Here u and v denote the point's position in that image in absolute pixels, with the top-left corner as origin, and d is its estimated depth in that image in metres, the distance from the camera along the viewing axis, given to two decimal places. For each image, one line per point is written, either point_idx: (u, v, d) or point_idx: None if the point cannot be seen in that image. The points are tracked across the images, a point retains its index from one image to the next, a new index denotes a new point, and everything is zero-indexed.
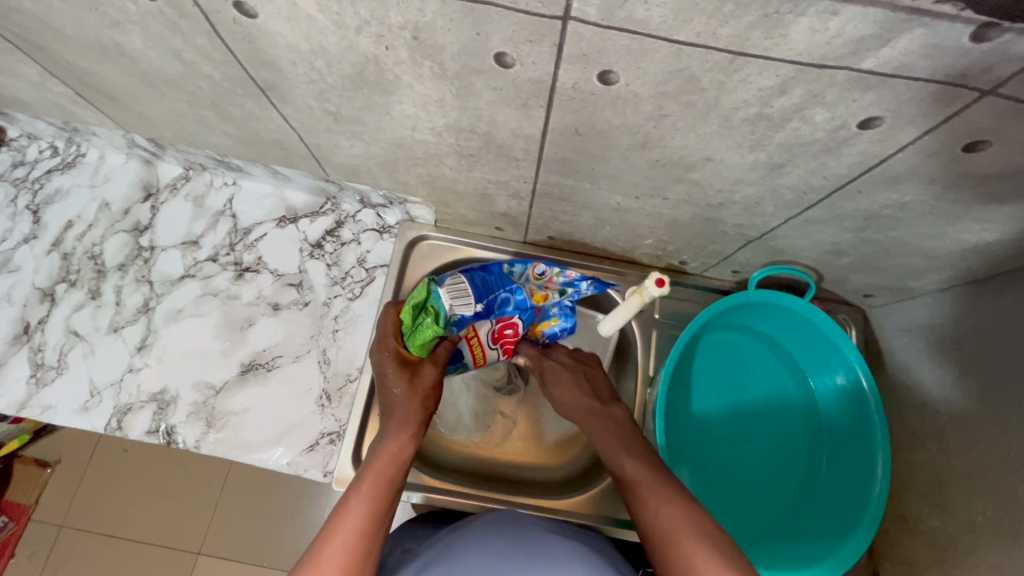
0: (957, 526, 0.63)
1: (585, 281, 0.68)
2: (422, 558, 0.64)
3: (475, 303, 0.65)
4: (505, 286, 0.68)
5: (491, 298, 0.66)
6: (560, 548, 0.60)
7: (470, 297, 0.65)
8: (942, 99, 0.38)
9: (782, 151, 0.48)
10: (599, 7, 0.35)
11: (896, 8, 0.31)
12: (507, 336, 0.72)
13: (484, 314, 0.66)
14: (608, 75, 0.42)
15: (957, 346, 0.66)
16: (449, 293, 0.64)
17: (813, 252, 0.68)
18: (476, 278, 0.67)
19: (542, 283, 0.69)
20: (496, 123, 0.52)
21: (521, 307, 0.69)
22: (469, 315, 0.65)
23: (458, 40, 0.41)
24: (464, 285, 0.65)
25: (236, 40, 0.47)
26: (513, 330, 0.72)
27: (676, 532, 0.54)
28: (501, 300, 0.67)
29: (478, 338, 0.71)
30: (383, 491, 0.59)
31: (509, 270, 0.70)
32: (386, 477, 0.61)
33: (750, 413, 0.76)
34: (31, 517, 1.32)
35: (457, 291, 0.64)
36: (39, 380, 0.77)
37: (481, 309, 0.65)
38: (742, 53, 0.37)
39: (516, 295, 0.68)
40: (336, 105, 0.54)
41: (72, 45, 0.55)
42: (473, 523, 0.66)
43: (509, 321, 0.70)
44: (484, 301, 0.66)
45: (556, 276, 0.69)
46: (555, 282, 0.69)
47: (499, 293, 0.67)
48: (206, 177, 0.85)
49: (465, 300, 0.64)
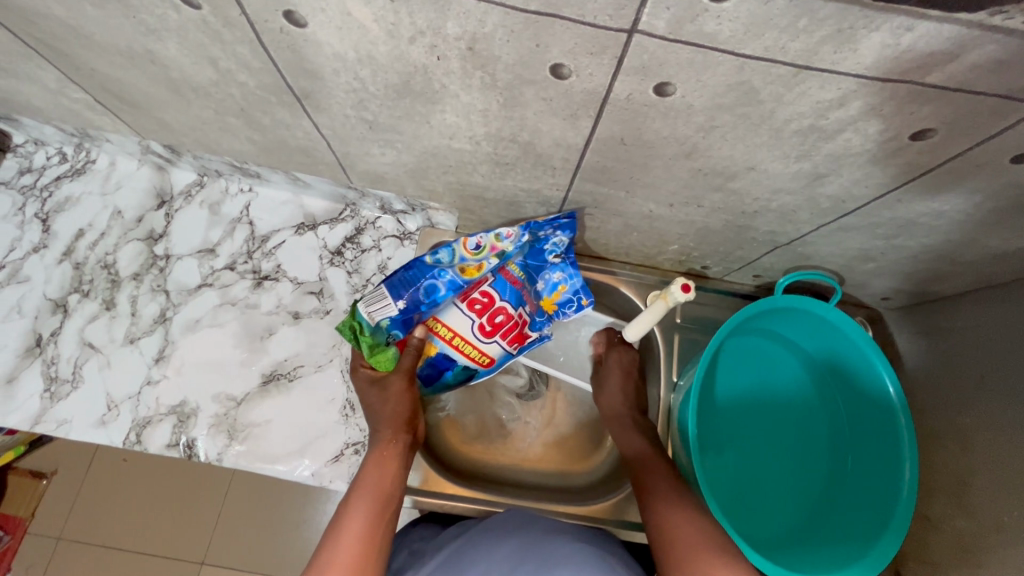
0: (982, 526, 0.64)
1: (525, 234, 0.68)
2: (432, 560, 0.64)
3: (395, 303, 0.68)
4: (428, 274, 0.69)
5: (414, 292, 0.69)
6: (573, 547, 0.60)
7: (388, 300, 0.68)
8: (1000, 112, 0.39)
9: (829, 161, 0.48)
10: (668, 21, 0.35)
11: (971, 26, 0.31)
12: (502, 323, 0.72)
13: (415, 309, 0.69)
14: (666, 86, 0.41)
15: (979, 349, 0.67)
16: (366, 305, 0.68)
17: (840, 258, 0.69)
18: (394, 279, 0.69)
19: (478, 257, 0.69)
20: (539, 132, 0.51)
21: (454, 288, 0.70)
22: (396, 316, 0.69)
23: (515, 51, 0.41)
24: (381, 290, 0.68)
25: (279, 49, 0.46)
26: (503, 315, 0.72)
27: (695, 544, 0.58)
28: (428, 290, 0.69)
29: (459, 334, 0.71)
30: (380, 498, 0.59)
31: (432, 258, 0.69)
32: (383, 491, 0.60)
33: (778, 417, 0.77)
34: (28, 531, 1.28)
35: (372, 299, 0.68)
36: (53, 394, 0.75)
37: (406, 305, 0.69)
38: (807, 67, 0.37)
39: (442, 279, 0.69)
40: (374, 114, 0.53)
41: (99, 51, 0.53)
42: (480, 524, 0.66)
43: (494, 309, 0.71)
44: (408, 297, 0.68)
45: (497, 243, 0.68)
46: (497, 248, 0.69)
47: (421, 284, 0.69)
48: (222, 184, 0.83)
49: (381, 305, 0.68)
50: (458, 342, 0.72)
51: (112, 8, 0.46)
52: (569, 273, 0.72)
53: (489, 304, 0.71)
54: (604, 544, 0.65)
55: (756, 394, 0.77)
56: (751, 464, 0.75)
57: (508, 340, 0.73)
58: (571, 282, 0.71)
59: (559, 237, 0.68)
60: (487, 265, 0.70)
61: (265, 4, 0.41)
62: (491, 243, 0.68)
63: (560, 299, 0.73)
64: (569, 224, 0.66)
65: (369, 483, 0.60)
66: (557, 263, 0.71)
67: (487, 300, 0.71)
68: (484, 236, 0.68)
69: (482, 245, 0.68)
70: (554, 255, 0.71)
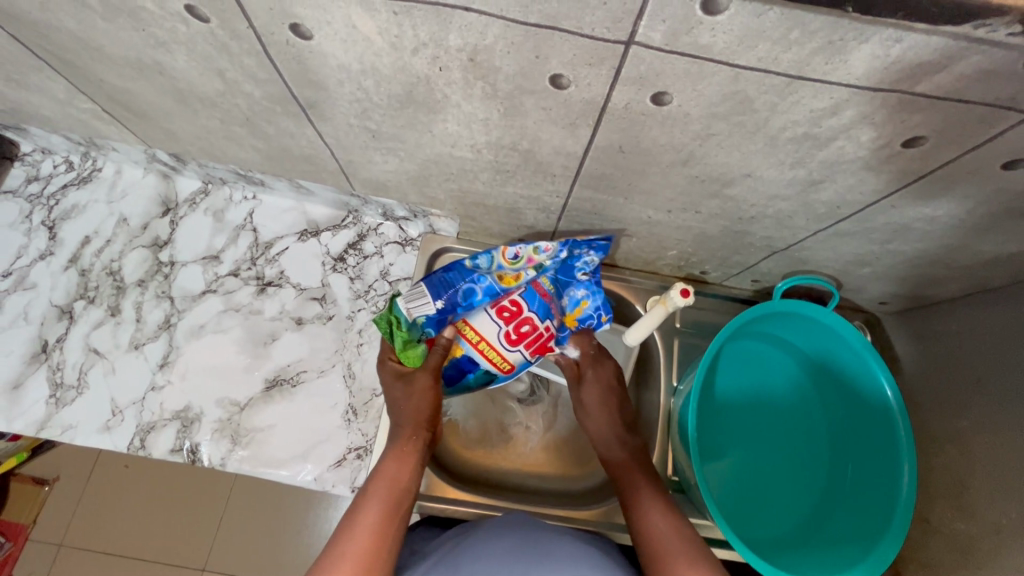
0: (981, 529, 0.64)
1: (563, 248, 0.68)
2: (428, 558, 0.64)
3: (432, 301, 0.69)
4: (468, 277, 0.70)
5: (451, 293, 0.70)
6: (567, 551, 0.60)
7: (426, 298, 0.69)
8: (988, 120, 0.40)
9: (823, 168, 0.49)
10: (664, 33, 0.36)
11: (957, 38, 0.32)
12: (528, 333, 0.70)
13: (449, 311, 0.70)
14: (662, 96, 0.42)
15: (975, 353, 0.68)
16: (405, 300, 0.69)
17: (837, 263, 0.70)
18: (435, 279, 0.70)
19: (516, 267, 0.70)
20: (539, 140, 0.52)
21: (489, 292, 0.71)
22: (432, 315, 0.70)
23: (515, 62, 0.42)
24: (420, 288, 0.70)
25: (286, 61, 0.47)
26: (530, 324, 0.70)
27: (669, 539, 0.60)
28: (465, 293, 0.70)
29: (486, 339, 0.70)
30: (395, 495, 0.59)
31: (472, 262, 0.71)
32: (399, 487, 0.60)
33: (776, 421, 0.77)
34: (30, 537, 1.29)
35: (412, 295, 0.69)
36: (58, 400, 0.75)
37: (442, 305, 0.69)
38: (800, 77, 0.38)
39: (480, 284, 0.70)
40: (377, 123, 0.54)
41: (108, 63, 0.55)
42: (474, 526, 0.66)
43: (523, 317, 0.70)
44: (445, 297, 0.69)
45: (533, 254, 0.69)
46: (534, 260, 0.70)
47: (459, 286, 0.70)
48: (226, 191, 0.84)
49: (419, 301, 0.69)
50: (483, 346, 0.70)
51: (123, 21, 0.47)
52: (594, 291, 0.71)
53: (518, 312, 0.70)
54: (600, 545, 0.66)
55: (757, 397, 0.78)
56: (751, 468, 0.75)
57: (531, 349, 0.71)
58: (595, 299, 0.71)
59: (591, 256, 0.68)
60: (525, 276, 0.71)
61: (272, 17, 0.42)
62: (527, 253, 0.69)
63: (581, 315, 0.73)
64: (597, 243, 0.67)
65: (385, 478, 0.60)
66: (584, 280, 0.71)
67: (517, 308, 0.70)
68: (523, 246, 0.69)
69: (520, 254, 0.69)
70: (583, 272, 0.71)
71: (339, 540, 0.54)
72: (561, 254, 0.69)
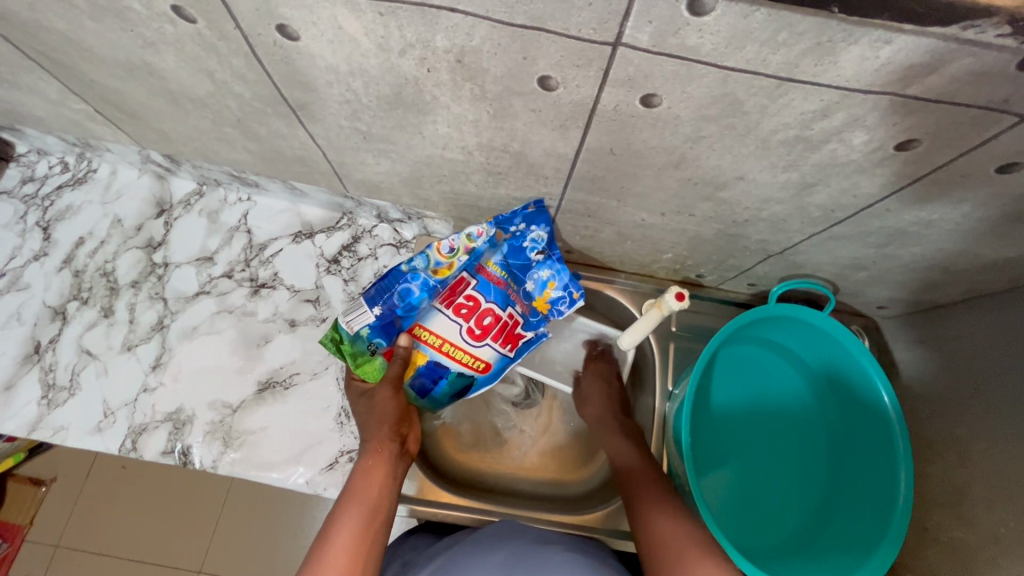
0: (979, 537, 0.63)
1: (495, 228, 0.67)
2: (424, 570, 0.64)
3: (370, 310, 0.69)
4: (400, 279, 0.69)
5: (389, 297, 0.69)
6: (558, 559, 0.59)
7: (363, 309, 0.69)
8: (982, 123, 0.39)
9: (816, 171, 0.48)
10: (651, 34, 0.36)
11: (947, 39, 0.32)
12: (490, 325, 0.70)
13: (392, 316, 0.69)
14: (652, 98, 0.42)
15: (973, 358, 0.67)
16: (344, 316, 0.69)
17: (833, 267, 0.69)
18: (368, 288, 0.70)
19: (450, 258, 0.69)
20: (530, 142, 0.52)
21: (428, 289, 0.69)
22: (375, 323, 0.69)
23: (503, 63, 0.41)
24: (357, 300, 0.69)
25: (274, 62, 0.47)
26: (491, 316, 0.70)
27: (678, 547, 0.59)
28: (402, 294, 0.69)
29: (447, 340, 0.69)
30: (376, 499, 0.59)
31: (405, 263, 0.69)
32: (380, 491, 0.60)
33: (772, 425, 0.77)
34: (25, 538, 1.28)
35: (349, 308, 0.69)
36: (50, 401, 0.75)
37: (382, 312, 0.69)
38: (789, 79, 0.37)
39: (415, 283, 0.69)
40: (368, 125, 0.54)
41: (98, 63, 0.54)
42: (470, 535, 0.66)
43: (482, 310, 0.70)
44: (382, 303, 0.69)
45: (466, 243, 0.68)
46: (468, 248, 0.68)
47: (395, 289, 0.69)
48: (221, 193, 0.84)
49: (357, 314, 0.68)
50: (448, 349, 0.70)
51: (111, 21, 0.47)
52: (557, 269, 0.70)
53: (476, 306, 0.70)
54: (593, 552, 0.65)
55: (754, 402, 0.77)
56: (747, 473, 0.75)
57: (501, 341, 0.70)
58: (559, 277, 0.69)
59: (537, 232, 0.66)
60: (459, 263, 0.70)
61: (259, 18, 0.42)
62: (461, 243, 0.68)
63: (551, 297, 0.71)
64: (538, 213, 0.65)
65: (367, 484, 0.60)
66: (542, 260, 0.69)
67: (473, 303, 0.70)
68: (455, 238, 0.68)
69: (454, 246, 0.68)
70: (537, 253, 0.68)
71: (317, 559, 0.53)
72: (495, 236, 0.68)
